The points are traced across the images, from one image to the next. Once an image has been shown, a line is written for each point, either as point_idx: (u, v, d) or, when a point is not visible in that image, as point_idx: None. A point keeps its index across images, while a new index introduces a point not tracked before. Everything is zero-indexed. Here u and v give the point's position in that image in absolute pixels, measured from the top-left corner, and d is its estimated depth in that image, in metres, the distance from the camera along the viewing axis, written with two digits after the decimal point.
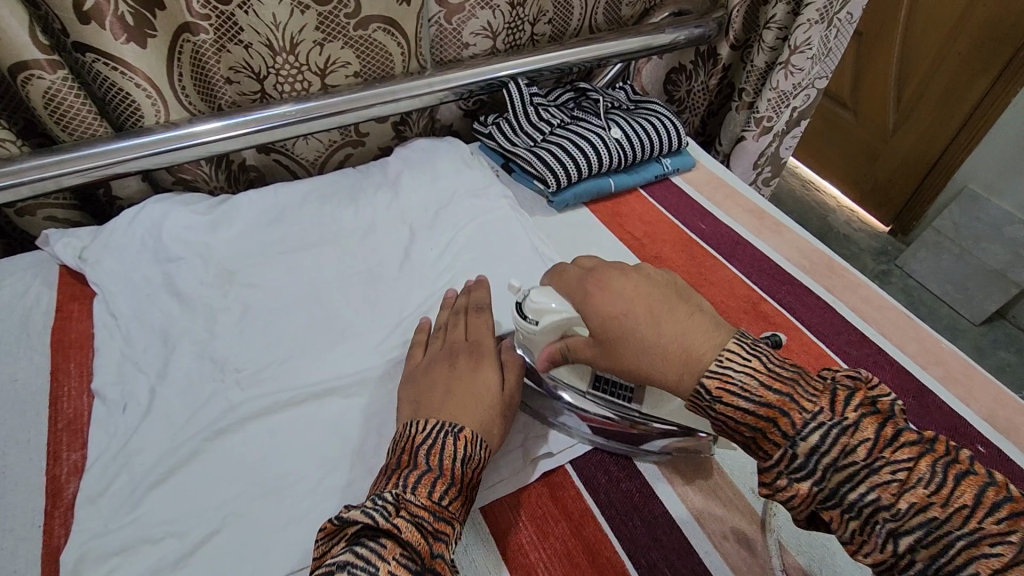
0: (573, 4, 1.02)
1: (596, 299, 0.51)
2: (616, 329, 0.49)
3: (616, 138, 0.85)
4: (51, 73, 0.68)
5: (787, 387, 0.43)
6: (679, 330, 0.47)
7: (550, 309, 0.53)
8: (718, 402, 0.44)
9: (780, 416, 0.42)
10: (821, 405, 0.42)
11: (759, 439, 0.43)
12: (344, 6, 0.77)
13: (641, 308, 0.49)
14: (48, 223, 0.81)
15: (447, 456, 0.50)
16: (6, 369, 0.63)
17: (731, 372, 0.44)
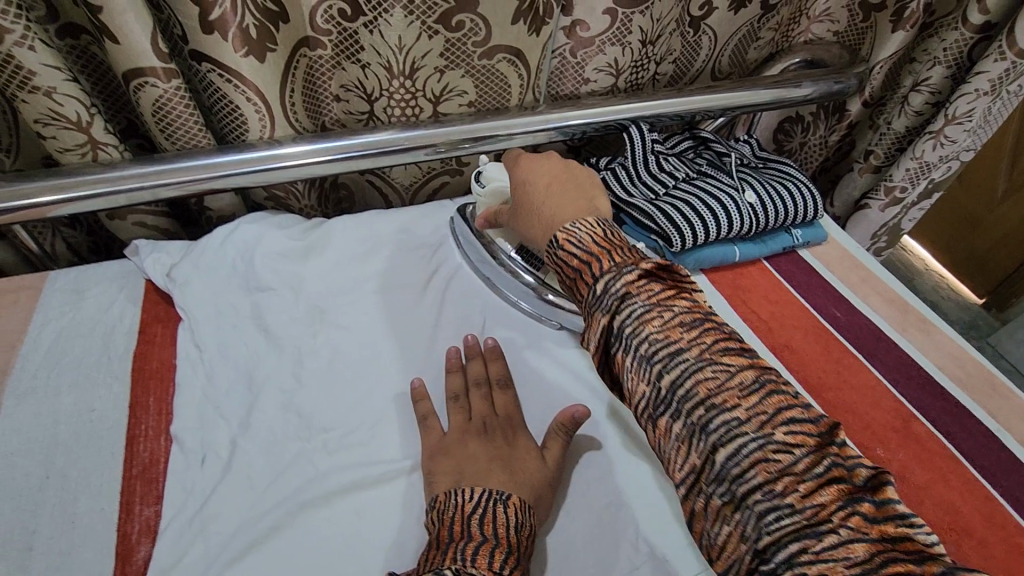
0: (701, 45, 0.95)
1: (520, 186, 0.63)
2: (531, 201, 0.60)
3: (750, 203, 0.77)
4: (165, 82, 0.64)
5: (611, 247, 0.50)
6: (560, 205, 0.58)
7: (497, 179, 0.68)
8: (570, 268, 0.51)
9: (595, 262, 0.49)
10: (632, 263, 0.48)
11: (579, 282, 0.50)
12: (474, 34, 0.71)
13: (543, 183, 0.61)
14: (137, 228, 0.77)
15: (500, 525, 0.46)
16: (83, 396, 0.59)
17: (575, 230, 0.52)
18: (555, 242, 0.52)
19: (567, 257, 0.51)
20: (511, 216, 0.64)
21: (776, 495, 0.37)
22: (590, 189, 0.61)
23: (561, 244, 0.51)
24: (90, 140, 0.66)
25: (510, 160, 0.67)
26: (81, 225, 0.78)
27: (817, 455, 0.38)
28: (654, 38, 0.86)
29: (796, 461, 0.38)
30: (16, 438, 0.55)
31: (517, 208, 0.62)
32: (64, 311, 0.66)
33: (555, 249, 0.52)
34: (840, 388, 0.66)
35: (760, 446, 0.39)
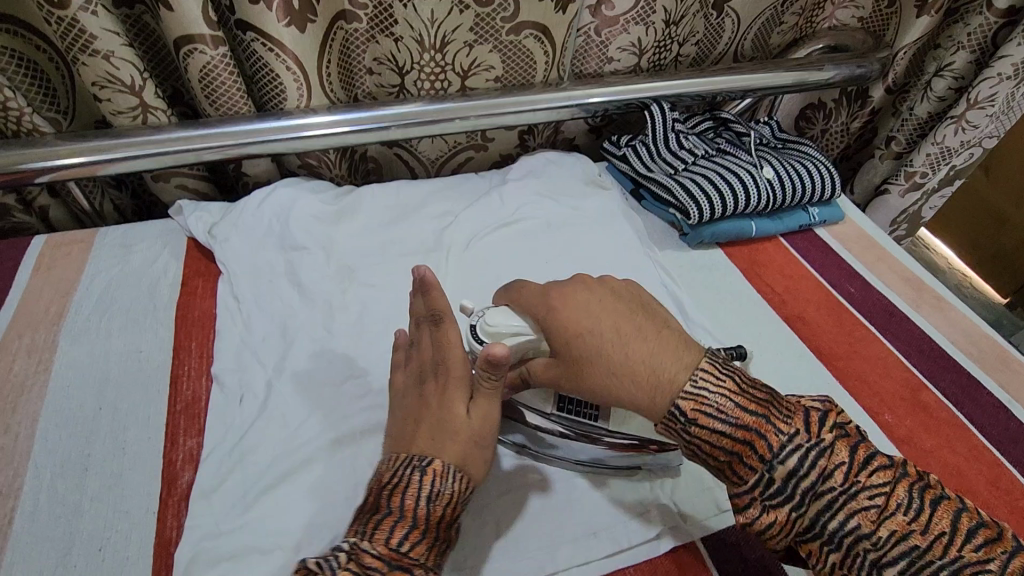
0: (725, 27, 0.97)
1: (558, 312, 0.51)
2: (580, 350, 0.49)
3: (767, 179, 0.78)
4: (212, 49, 0.68)
5: (764, 409, 0.44)
6: (648, 351, 0.48)
7: (506, 328, 0.51)
8: (717, 450, 0.44)
9: (756, 438, 0.42)
10: (794, 426, 0.43)
11: (736, 464, 0.43)
12: (504, 9, 0.74)
13: (608, 328, 0.50)
14: (179, 192, 0.82)
15: (410, 494, 0.43)
16: (131, 339, 0.63)
17: (705, 393, 0.45)
18: (683, 414, 0.45)
19: (711, 438, 0.44)
20: (555, 380, 0.51)
21: (872, 534, 0.39)
22: (638, 297, 0.54)
23: (691, 418, 0.44)
24: (141, 104, 0.70)
25: (511, 291, 0.56)
26: (126, 187, 0.83)
27: (903, 486, 0.40)
28: (677, 19, 0.88)
29: (866, 489, 0.40)
30: (71, 373, 0.59)
31: (554, 343, 0.51)
32: (113, 263, 0.70)
33: (685, 424, 0.45)
34: (851, 358, 0.68)
35: (852, 495, 0.40)
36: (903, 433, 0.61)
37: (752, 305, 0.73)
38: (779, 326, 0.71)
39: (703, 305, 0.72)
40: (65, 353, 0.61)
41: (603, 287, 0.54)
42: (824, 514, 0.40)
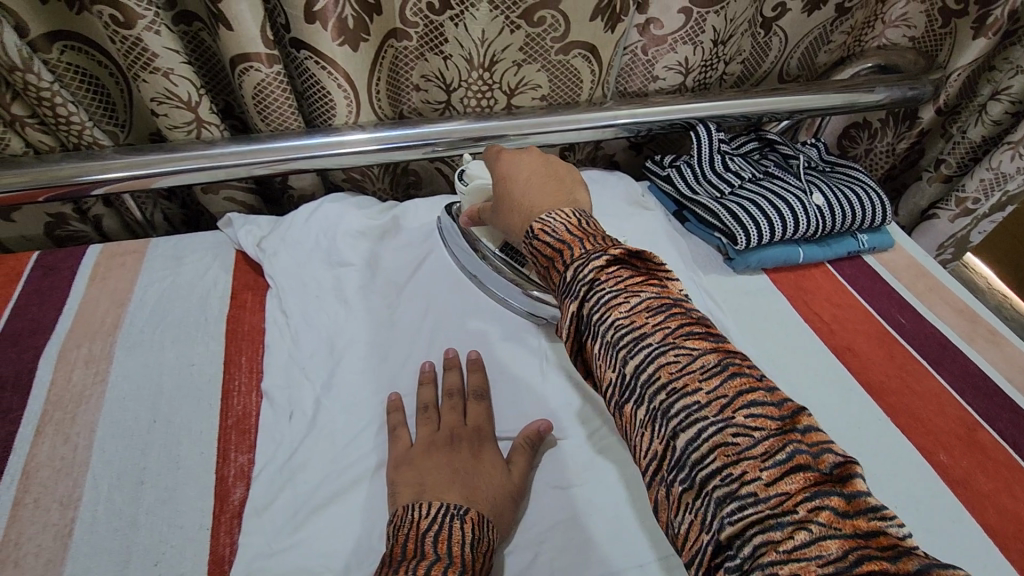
0: (772, 45, 0.95)
1: (495, 173, 0.62)
2: (505, 190, 0.60)
3: (817, 206, 0.77)
4: (268, 67, 0.69)
5: (585, 235, 0.48)
6: (537, 193, 0.57)
7: (481, 174, 0.68)
8: (546, 256, 0.49)
9: (566, 249, 0.47)
10: (604, 248, 0.46)
11: (552, 267, 0.48)
12: (554, 29, 0.73)
13: (523, 173, 0.60)
14: (227, 204, 0.83)
15: (455, 543, 0.45)
16: (183, 351, 0.64)
17: (551, 219, 0.50)
18: (532, 233, 0.50)
19: (543, 246, 0.49)
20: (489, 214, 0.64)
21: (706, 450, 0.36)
22: (563, 172, 0.62)
23: (536, 234, 0.50)
24: (196, 118, 0.72)
25: (489, 150, 0.66)
26: (176, 197, 0.84)
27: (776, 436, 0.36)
28: (726, 38, 0.86)
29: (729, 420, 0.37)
30: (127, 385, 0.61)
31: (491, 189, 0.62)
32: (165, 274, 0.72)
33: (531, 238, 0.50)
34: (902, 393, 0.66)
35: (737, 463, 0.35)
36: (959, 475, 0.59)
37: (799, 333, 0.72)
38: (827, 357, 0.69)
39: (750, 332, 0.71)
40: (120, 364, 0.63)
41: (541, 159, 0.62)
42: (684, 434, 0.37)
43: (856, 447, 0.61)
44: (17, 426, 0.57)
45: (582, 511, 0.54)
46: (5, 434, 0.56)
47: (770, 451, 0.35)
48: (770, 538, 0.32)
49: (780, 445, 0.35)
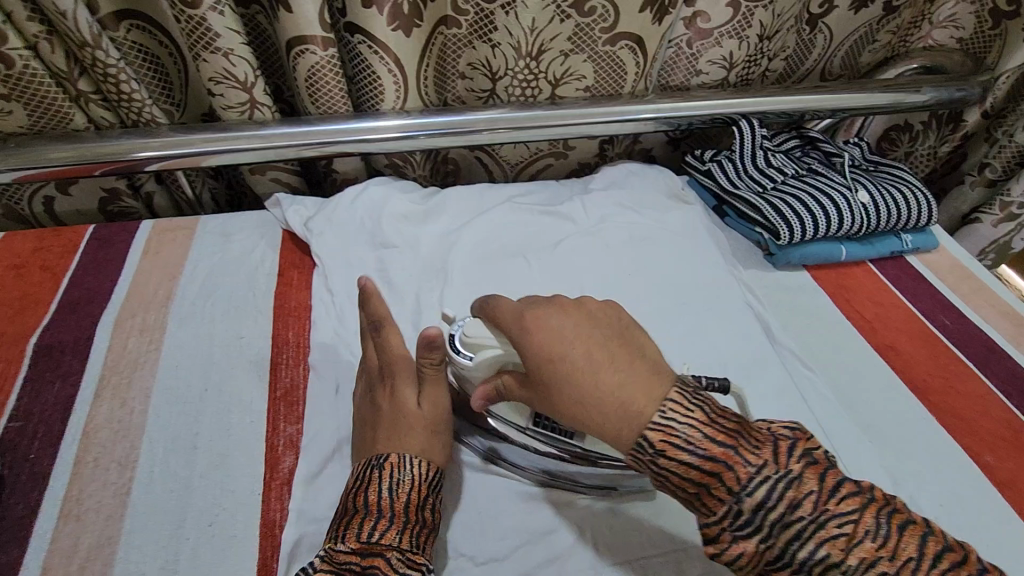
0: (816, 43, 0.95)
1: (534, 337, 0.46)
2: (552, 381, 0.44)
3: (862, 203, 0.76)
4: (322, 50, 0.70)
5: (731, 436, 0.41)
6: (621, 382, 0.43)
7: (484, 339, 0.51)
8: (687, 481, 0.41)
9: (724, 471, 0.39)
10: (765, 458, 0.40)
11: (706, 496, 0.40)
12: (603, 20, 0.74)
13: (580, 350, 0.44)
14: (272, 184, 0.85)
15: (375, 491, 0.47)
16: (234, 325, 0.66)
17: (675, 423, 0.41)
18: (652, 447, 0.41)
19: (680, 467, 0.40)
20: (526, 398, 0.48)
21: (782, 506, 0.38)
22: (609, 319, 0.48)
23: (662, 450, 0.41)
24: (250, 99, 0.74)
25: (489, 306, 0.51)
26: (222, 177, 0.87)
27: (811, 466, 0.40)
28: (771, 33, 0.86)
29: (793, 473, 0.39)
30: (180, 354, 0.62)
31: (530, 370, 0.46)
32: (215, 250, 0.74)
33: (654, 457, 0.41)
34: (947, 394, 0.65)
35: (821, 524, 0.37)
36: (1006, 477, 0.58)
37: (841, 329, 0.71)
38: (870, 355, 0.69)
39: (790, 327, 0.71)
40: (173, 335, 0.64)
41: (578, 310, 0.48)
42: (751, 486, 0.39)
43: (899, 444, 0.61)
44: (76, 389, 0.59)
45: (621, 495, 0.55)
46: (65, 397, 0.58)
47: (835, 494, 0.38)
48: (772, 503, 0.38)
49: (837, 485, 0.39)
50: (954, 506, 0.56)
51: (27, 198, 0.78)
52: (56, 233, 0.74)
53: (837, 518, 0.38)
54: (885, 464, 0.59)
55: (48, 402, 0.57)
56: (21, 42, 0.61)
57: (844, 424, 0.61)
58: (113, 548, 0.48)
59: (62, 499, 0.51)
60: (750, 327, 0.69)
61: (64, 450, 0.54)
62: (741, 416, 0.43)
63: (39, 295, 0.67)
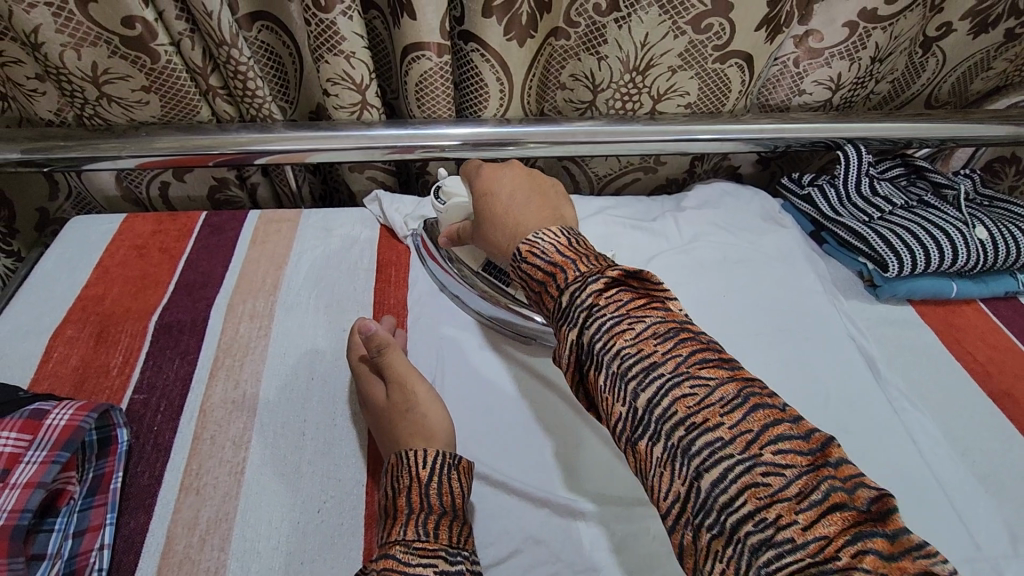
0: (926, 67, 0.91)
1: (480, 187, 0.55)
2: (489, 219, 0.53)
3: (979, 239, 0.72)
4: (437, 57, 0.71)
5: (578, 255, 0.43)
6: (533, 210, 0.51)
7: (458, 193, 0.63)
8: (534, 282, 0.44)
9: (559, 272, 0.42)
10: (599, 270, 0.41)
11: (544, 295, 0.43)
12: (718, 38, 0.73)
13: (509, 190, 0.53)
14: (368, 183, 0.87)
15: (389, 498, 0.49)
16: (337, 317, 0.68)
17: (539, 239, 0.45)
18: (519, 255, 0.45)
19: (530, 270, 0.44)
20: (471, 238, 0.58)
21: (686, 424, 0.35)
22: (547, 185, 0.56)
23: (523, 256, 0.45)
24: (363, 100, 0.76)
25: (463, 169, 0.60)
26: (320, 172, 0.89)
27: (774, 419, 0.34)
28: (884, 56, 0.83)
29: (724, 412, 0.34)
30: (286, 340, 0.65)
31: (475, 208, 0.55)
32: (317, 243, 0.76)
33: (519, 261, 0.45)
34: None
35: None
36: None
37: (951, 369, 0.68)
38: (982, 399, 0.65)
39: (895, 363, 0.68)
40: (280, 321, 0.67)
41: (527, 174, 0.56)
42: (716, 483, 0.33)
43: (1017, 498, 0.57)
44: (193, 367, 0.62)
45: None
46: (184, 373, 0.61)
47: (894, 539, 0.29)
48: None
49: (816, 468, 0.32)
50: None
51: (146, 182, 0.83)
52: (172, 217, 0.78)
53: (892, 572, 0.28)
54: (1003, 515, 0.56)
55: (168, 377, 0.61)
56: (168, 39, 0.66)
57: (957, 471, 0.58)
58: (229, 524, 0.51)
59: (182, 470, 0.54)
60: (852, 359, 0.67)
61: (184, 424, 0.57)
62: (604, 250, 0.44)
63: (157, 276, 0.71)
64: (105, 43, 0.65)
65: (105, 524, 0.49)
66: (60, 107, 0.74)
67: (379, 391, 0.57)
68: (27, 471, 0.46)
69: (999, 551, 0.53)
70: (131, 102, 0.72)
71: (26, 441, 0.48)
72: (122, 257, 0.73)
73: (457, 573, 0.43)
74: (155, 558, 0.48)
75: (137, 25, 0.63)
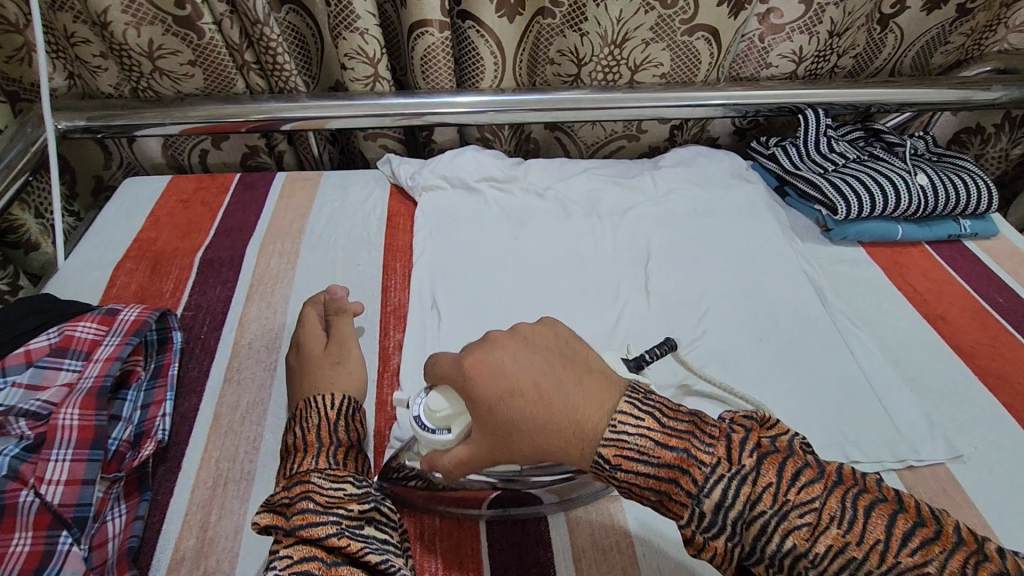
0: (886, 42, 1.00)
1: (477, 383, 0.42)
2: (507, 415, 0.41)
3: (920, 185, 0.81)
4: (438, 32, 0.82)
5: (683, 438, 0.38)
6: (574, 398, 0.41)
7: (443, 413, 0.45)
8: (646, 492, 0.39)
9: (680, 475, 0.37)
10: (713, 456, 0.38)
11: (667, 502, 0.38)
12: (684, 12, 0.84)
13: (529, 381, 0.41)
14: (380, 150, 0.98)
15: (296, 436, 0.52)
16: (352, 255, 0.79)
17: (623, 432, 0.39)
18: (608, 462, 0.39)
19: (634, 478, 0.39)
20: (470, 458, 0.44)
21: (708, 484, 0.37)
22: (556, 345, 0.45)
23: (615, 462, 0.39)
24: (375, 73, 0.87)
25: (434, 370, 0.47)
26: (338, 143, 1.00)
27: (758, 462, 0.37)
28: (842, 31, 0.93)
29: (708, 441, 0.38)
30: (309, 272, 0.76)
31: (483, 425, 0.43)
32: (335, 198, 0.88)
33: (610, 470, 0.39)
34: (995, 360, 0.69)
35: (782, 515, 0.35)
36: None
37: (891, 297, 0.76)
38: (918, 320, 0.74)
39: (842, 292, 0.77)
40: (304, 259, 0.78)
41: (518, 338, 0.44)
42: (663, 469, 0.38)
43: (940, 395, 0.66)
44: (232, 292, 0.73)
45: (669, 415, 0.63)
46: (225, 295, 0.73)
47: (784, 482, 0.36)
48: (790, 537, 0.35)
49: (772, 461, 0.37)
50: (987, 449, 0.61)
51: (187, 150, 0.95)
52: (211, 178, 0.90)
53: (794, 505, 0.35)
54: (924, 408, 0.64)
55: (211, 300, 0.72)
56: (211, 18, 0.78)
57: (886, 375, 0.67)
58: (265, 406, 0.61)
59: (226, 366, 0.65)
60: (803, 289, 0.76)
61: (226, 333, 0.68)
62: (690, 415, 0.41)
63: (200, 223, 0.83)
64: (160, 22, 0.77)
65: (165, 399, 0.59)
66: (118, 81, 0.86)
67: (318, 338, 0.63)
68: (106, 350, 0.58)
69: (919, 434, 0.61)
70: (179, 75, 0.84)
71: (105, 330, 0.59)
72: (170, 208, 0.85)
73: (366, 490, 0.48)
74: (206, 427, 0.59)
75: (187, 5, 0.75)
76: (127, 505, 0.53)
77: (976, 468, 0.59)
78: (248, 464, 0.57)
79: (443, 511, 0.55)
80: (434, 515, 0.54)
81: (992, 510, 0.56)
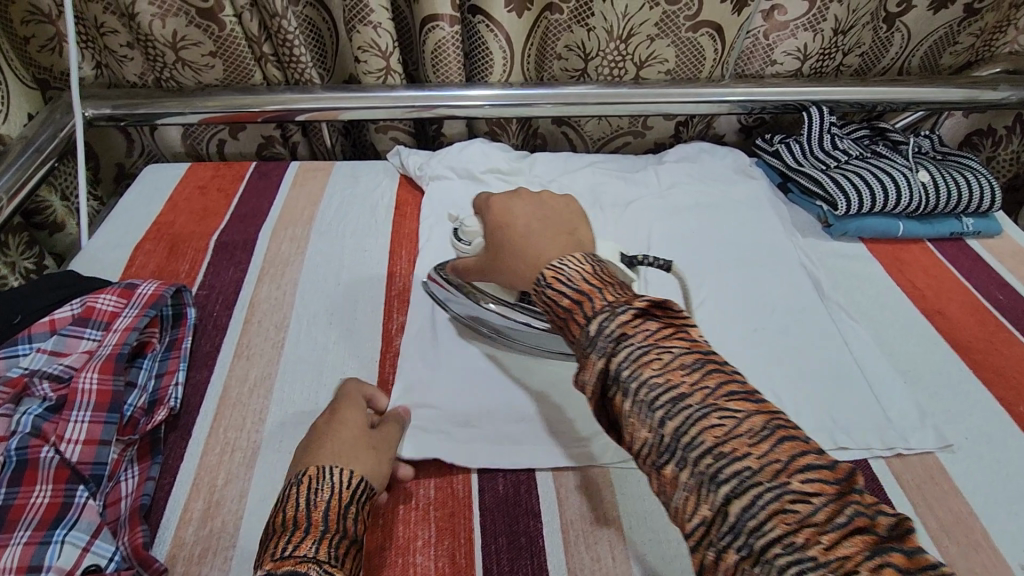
0: (893, 41, 1.00)
1: (496, 209, 0.58)
2: (505, 243, 0.55)
3: (922, 182, 0.82)
4: (448, 27, 0.85)
5: (604, 284, 0.44)
6: (548, 240, 0.52)
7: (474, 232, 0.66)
8: (559, 308, 0.45)
9: (585, 300, 0.43)
10: (624, 299, 0.42)
11: (570, 322, 0.44)
12: (688, 9, 0.85)
13: (525, 219, 0.56)
14: (391, 143, 1.00)
15: (292, 509, 0.47)
16: (361, 241, 0.82)
17: (564, 266, 0.46)
18: (543, 280, 0.46)
19: (556, 296, 0.45)
20: (482, 268, 0.61)
21: None
22: (563, 211, 0.57)
23: (549, 281, 0.46)
24: (386, 66, 0.90)
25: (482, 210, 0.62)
26: (350, 134, 1.03)
27: None
28: (847, 28, 0.94)
29: None
30: (319, 257, 0.79)
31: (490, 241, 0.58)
32: (347, 187, 0.90)
33: (544, 288, 0.46)
34: (992, 354, 0.70)
35: None
36: None
37: (889, 293, 0.77)
38: (915, 315, 0.74)
39: (840, 286, 0.78)
40: (314, 244, 0.81)
41: (536, 199, 0.58)
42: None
43: (932, 387, 0.66)
44: (244, 274, 0.76)
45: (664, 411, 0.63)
46: (237, 276, 0.76)
47: None
48: None
49: None
50: (977, 440, 0.61)
51: (206, 139, 0.99)
52: (228, 166, 0.94)
53: None
54: (916, 398, 0.65)
55: (225, 281, 0.75)
56: (231, 10, 0.81)
57: (879, 367, 0.68)
58: (272, 381, 0.64)
59: (236, 342, 0.68)
60: (801, 283, 0.77)
61: (237, 311, 0.71)
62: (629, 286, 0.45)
63: (216, 208, 0.86)
64: (185, 13, 0.81)
65: (178, 369, 0.62)
66: (142, 71, 0.91)
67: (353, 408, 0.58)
68: (126, 321, 0.61)
69: (908, 424, 0.62)
70: (200, 66, 0.88)
71: (124, 303, 0.63)
72: (188, 193, 0.88)
73: None
74: (216, 399, 0.62)
75: None
76: (139, 468, 0.56)
77: (966, 458, 0.59)
78: (254, 433, 0.59)
79: (437, 482, 0.57)
80: (430, 487, 0.56)
81: (976, 500, 0.56)
